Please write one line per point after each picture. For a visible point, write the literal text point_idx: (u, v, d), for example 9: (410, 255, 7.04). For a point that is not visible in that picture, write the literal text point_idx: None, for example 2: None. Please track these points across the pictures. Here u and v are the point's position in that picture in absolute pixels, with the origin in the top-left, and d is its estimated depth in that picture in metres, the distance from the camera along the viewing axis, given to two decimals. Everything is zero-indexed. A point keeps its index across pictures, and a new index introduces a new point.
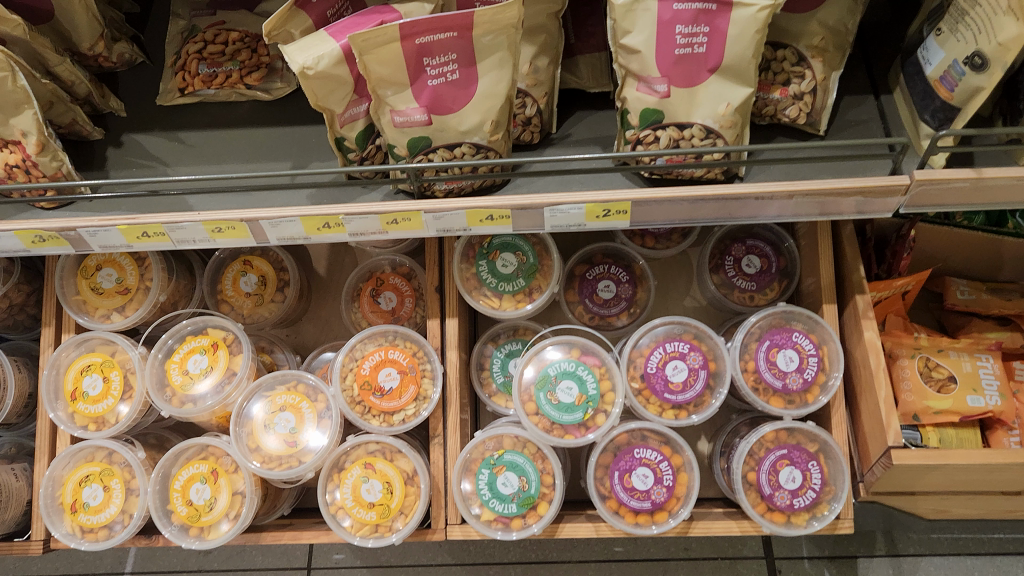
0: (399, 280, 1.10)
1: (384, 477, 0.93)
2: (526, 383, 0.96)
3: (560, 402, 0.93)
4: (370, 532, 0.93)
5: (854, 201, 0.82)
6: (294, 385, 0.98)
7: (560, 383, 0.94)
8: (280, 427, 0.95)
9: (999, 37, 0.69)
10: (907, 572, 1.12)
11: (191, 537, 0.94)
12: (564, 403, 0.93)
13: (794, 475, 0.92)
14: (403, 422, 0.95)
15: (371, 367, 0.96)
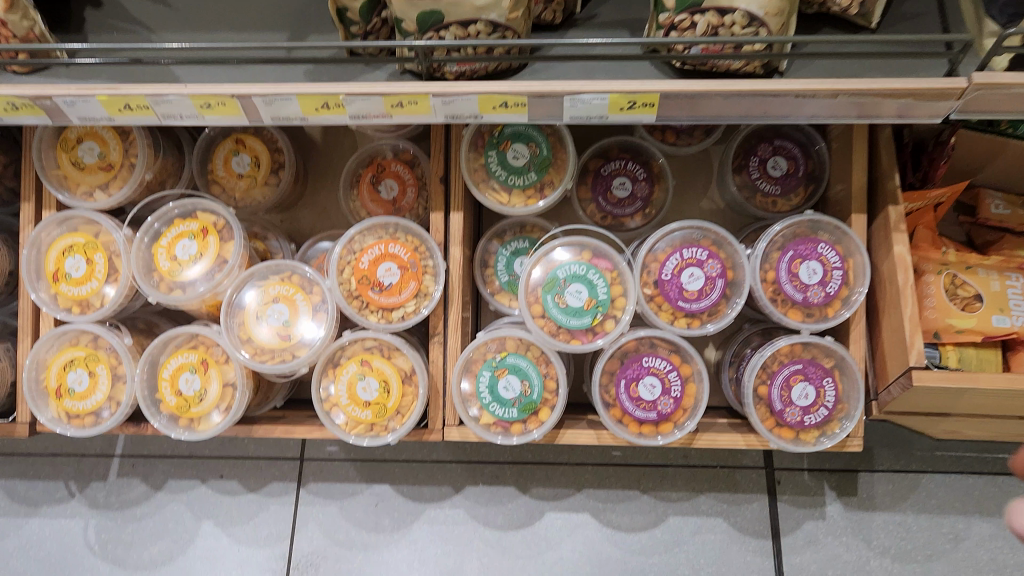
0: (402, 167, 1.03)
1: (381, 376, 0.90)
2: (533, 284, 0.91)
3: (568, 306, 0.89)
4: (365, 431, 0.91)
5: (904, 104, 0.75)
6: (288, 276, 0.93)
7: (569, 286, 0.89)
8: (272, 319, 0.90)
9: None
10: (908, 488, 1.11)
11: (181, 427, 0.91)
12: (572, 308, 0.89)
13: (807, 392, 0.89)
14: (402, 319, 0.91)
15: (370, 261, 0.90)
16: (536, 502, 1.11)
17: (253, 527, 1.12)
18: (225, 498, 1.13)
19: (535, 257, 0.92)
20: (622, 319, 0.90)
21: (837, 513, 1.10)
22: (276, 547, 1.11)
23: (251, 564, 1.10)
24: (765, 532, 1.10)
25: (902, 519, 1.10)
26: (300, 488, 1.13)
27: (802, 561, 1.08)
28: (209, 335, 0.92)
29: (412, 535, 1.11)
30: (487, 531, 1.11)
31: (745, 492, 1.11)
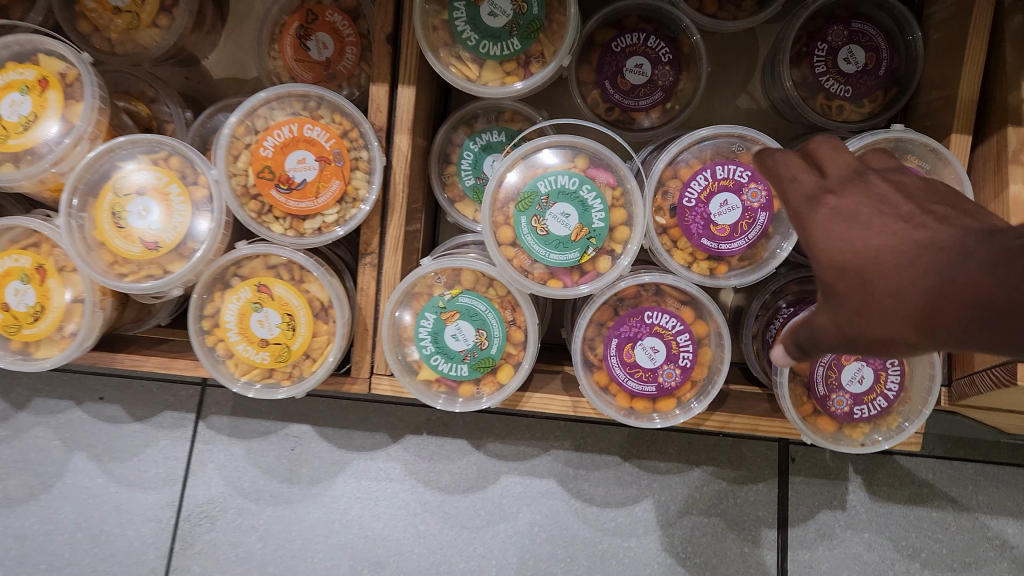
0: (340, 17, 0.75)
1: (284, 308, 0.66)
2: (502, 197, 0.65)
3: (549, 235, 0.64)
4: (260, 378, 0.68)
5: None
6: (162, 158, 0.66)
7: (552, 206, 0.64)
8: (134, 220, 0.64)
9: None
10: (952, 480, 0.89)
11: (11, 353, 0.68)
12: (554, 237, 0.64)
13: (863, 376, 0.65)
14: (319, 232, 0.66)
15: (275, 148, 0.64)
16: (491, 461, 0.90)
17: (137, 466, 0.90)
18: (105, 426, 0.90)
19: (509, 159, 0.65)
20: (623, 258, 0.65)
21: (860, 503, 0.89)
22: (164, 491, 0.89)
23: (132, 511, 0.89)
24: (769, 519, 0.89)
25: (940, 516, 0.89)
26: (199, 422, 0.90)
27: (812, 559, 0.88)
28: (50, 233, 0.67)
29: (334, 490, 0.89)
30: (428, 492, 0.89)
31: (751, 469, 0.89)
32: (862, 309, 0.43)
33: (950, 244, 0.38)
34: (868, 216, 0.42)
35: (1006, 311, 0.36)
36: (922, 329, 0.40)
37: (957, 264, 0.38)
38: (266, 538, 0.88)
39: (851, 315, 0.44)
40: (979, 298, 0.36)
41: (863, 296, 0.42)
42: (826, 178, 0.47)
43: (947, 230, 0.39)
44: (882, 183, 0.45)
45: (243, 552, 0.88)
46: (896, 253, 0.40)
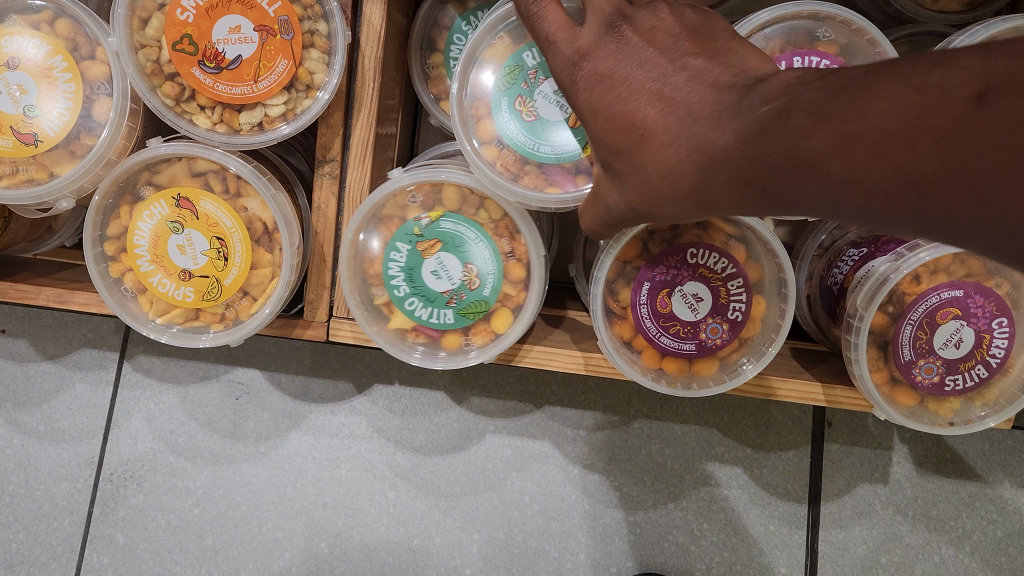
0: None
1: (213, 231, 0.50)
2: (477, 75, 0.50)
3: (539, 121, 0.49)
4: (182, 320, 0.52)
5: None
6: (46, 20, 0.48)
7: (543, 83, 0.49)
8: (4, 103, 0.48)
9: None
10: (1013, 453, 0.76)
11: None
12: (547, 125, 0.49)
13: (959, 339, 0.51)
14: (261, 129, 0.49)
15: (197, 11, 0.47)
16: (474, 419, 0.75)
17: (48, 414, 0.75)
18: (8, 365, 0.75)
19: (488, 23, 0.49)
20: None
21: (904, 476, 0.76)
22: (82, 446, 0.74)
23: (43, 468, 0.74)
24: (798, 493, 0.76)
25: (998, 495, 0.76)
26: (124, 363, 0.75)
27: (846, 540, 0.76)
28: None
29: (286, 448, 0.75)
30: (399, 453, 0.75)
31: (780, 435, 0.76)
32: (642, 192, 0.39)
33: (711, 116, 0.35)
34: (627, 84, 0.38)
35: (768, 189, 0.33)
36: (702, 207, 0.37)
37: (714, 139, 0.34)
38: (205, 504, 0.74)
39: (636, 197, 0.40)
40: (740, 176, 0.34)
41: (637, 178, 0.39)
42: (579, 33, 0.40)
43: (702, 91, 0.36)
44: (636, 38, 0.39)
45: (177, 520, 0.74)
46: (661, 127, 0.36)
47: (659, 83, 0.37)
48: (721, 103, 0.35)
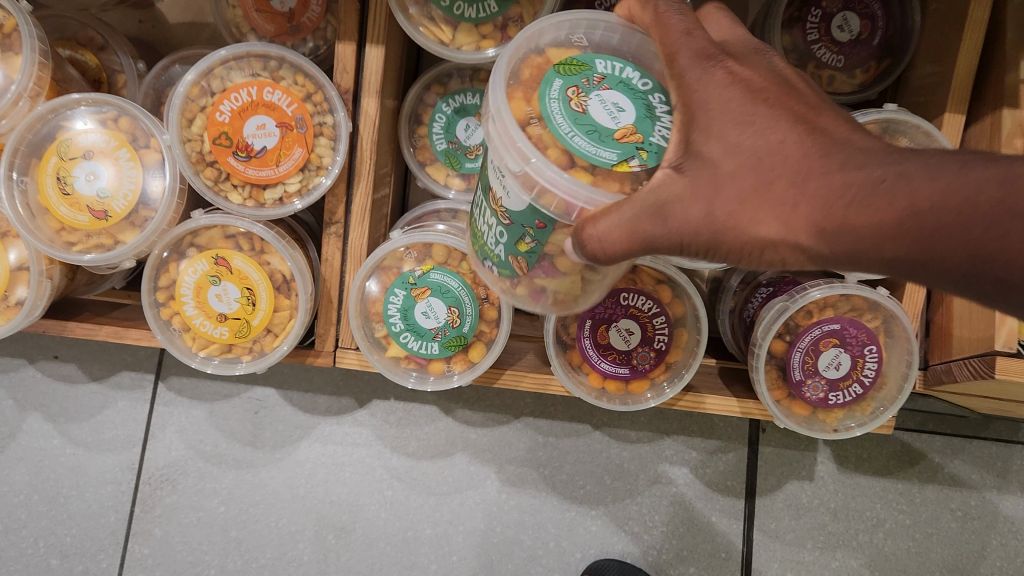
0: None
1: (243, 282, 0.63)
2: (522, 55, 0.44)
3: (587, 114, 0.40)
4: (218, 352, 0.65)
5: None
6: (111, 118, 0.62)
7: (601, 87, 0.41)
8: (81, 186, 0.60)
9: None
10: (920, 454, 0.90)
11: None
12: (589, 120, 0.40)
13: (839, 362, 0.64)
14: (280, 203, 0.62)
15: (232, 112, 0.60)
16: (459, 428, 0.88)
17: (95, 427, 0.87)
18: (60, 385, 0.88)
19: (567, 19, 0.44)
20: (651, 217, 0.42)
21: (828, 474, 0.89)
22: (124, 454, 0.87)
23: (92, 473, 0.87)
24: (737, 489, 0.89)
25: (906, 488, 0.89)
26: (159, 383, 0.88)
27: (777, 529, 0.89)
28: None
29: (299, 455, 0.88)
30: (395, 457, 0.88)
31: (721, 440, 0.89)
32: (747, 200, 0.39)
33: (884, 156, 0.37)
34: (777, 104, 0.39)
35: (954, 218, 0.34)
36: (824, 236, 0.37)
37: (909, 181, 0.35)
38: (230, 503, 0.87)
39: (726, 210, 0.39)
40: (920, 201, 0.35)
41: (751, 187, 0.38)
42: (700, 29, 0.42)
43: (870, 142, 0.38)
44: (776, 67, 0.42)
45: (206, 517, 0.87)
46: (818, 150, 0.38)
47: (811, 117, 0.39)
48: (888, 150, 0.38)
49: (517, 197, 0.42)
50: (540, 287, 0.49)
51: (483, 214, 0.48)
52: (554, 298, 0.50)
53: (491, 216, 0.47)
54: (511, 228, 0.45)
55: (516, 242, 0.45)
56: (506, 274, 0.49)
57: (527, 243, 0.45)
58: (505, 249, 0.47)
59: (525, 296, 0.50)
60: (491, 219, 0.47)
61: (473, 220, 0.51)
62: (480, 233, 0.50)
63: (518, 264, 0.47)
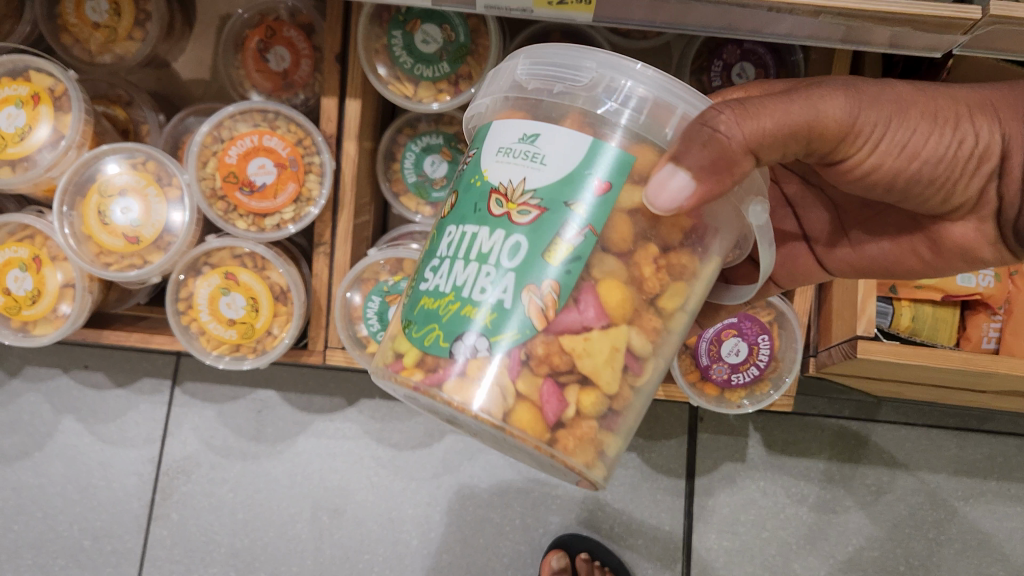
0: (297, 33, 0.84)
1: (248, 292, 0.77)
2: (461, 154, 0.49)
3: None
4: (228, 351, 0.78)
5: (889, 32, 0.61)
6: (140, 162, 0.77)
7: None
8: (120, 219, 0.75)
9: None
10: (837, 437, 1.03)
11: (12, 330, 0.77)
12: None
13: (738, 349, 0.78)
14: (278, 228, 0.76)
15: (239, 155, 0.74)
16: (436, 421, 1.02)
17: (120, 426, 1.01)
18: (90, 391, 1.01)
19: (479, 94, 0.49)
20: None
21: (758, 456, 1.03)
22: (145, 449, 1.01)
23: (117, 465, 1.00)
24: (678, 470, 1.02)
25: (827, 467, 1.03)
26: (175, 387, 1.01)
27: (714, 504, 1.02)
28: (43, 228, 0.76)
29: (297, 447, 1.01)
30: (380, 449, 1.01)
31: (665, 428, 1.02)
32: (927, 103, 0.51)
33: None
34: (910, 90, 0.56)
35: None
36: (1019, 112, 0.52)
37: None
38: (237, 490, 1.00)
39: (913, 108, 0.50)
40: None
41: (929, 97, 0.51)
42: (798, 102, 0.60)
43: None
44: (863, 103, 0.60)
45: (216, 502, 1.00)
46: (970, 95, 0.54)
47: None
48: None
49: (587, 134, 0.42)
50: (577, 350, 0.42)
51: (469, 259, 0.43)
52: (576, 391, 0.43)
53: (493, 242, 0.42)
54: (545, 221, 0.42)
55: (545, 253, 0.42)
56: (521, 333, 0.42)
57: (569, 243, 0.42)
58: (516, 276, 0.42)
59: (536, 381, 0.42)
60: (497, 238, 0.42)
61: (427, 305, 0.44)
62: (459, 296, 0.43)
63: (539, 295, 0.42)
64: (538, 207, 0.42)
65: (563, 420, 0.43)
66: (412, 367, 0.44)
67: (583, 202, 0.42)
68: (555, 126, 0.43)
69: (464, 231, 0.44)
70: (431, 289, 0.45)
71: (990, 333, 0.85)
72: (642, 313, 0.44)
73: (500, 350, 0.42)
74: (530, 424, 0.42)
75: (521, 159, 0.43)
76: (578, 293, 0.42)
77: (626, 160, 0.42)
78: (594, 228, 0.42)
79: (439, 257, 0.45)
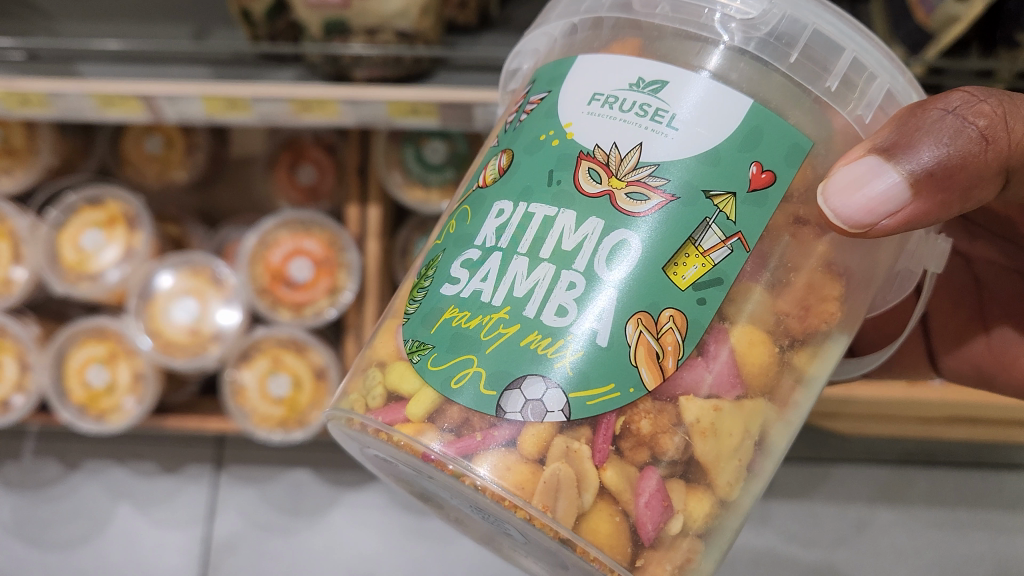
0: (321, 152, 0.99)
1: (293, 372, 0.90)
2: (519, 98, 0.45)
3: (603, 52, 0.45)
4: (277, 426, 0.89)
5: None
6: (197, 267, 0.91)
7: None
8: (185, 314, 0.89)
9: None
10: (817, 480, 1.15)
11: (89, 418, 0.88)
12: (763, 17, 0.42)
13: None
14: (315, 316, 0.90)
15: (282, 257, 0.90)
16: None
17: (170, 508, 1.12)
18: (142, 479, 1.13)
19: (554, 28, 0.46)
20: (867, 77, 0.41)
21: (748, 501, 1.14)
22: (193, 528, 1.11)
23: (169, 545, 1.10)
24: None
25: (811, 506, 1.14)
26: (221, 472, 1.13)
27: None
28: (118, 329, 0.91)
29: (333, 519, 1.12)
30: (407, 516, 1.13)
31: None
32: None
33: None
34: None
35: None
36: None
37: None
38: (279, 562, 1.10)
39: None
40: None
41: None
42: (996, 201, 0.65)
43: None
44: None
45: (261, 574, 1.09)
46: None
47: None
48: None
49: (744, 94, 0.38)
50: (705, 428, 0.38)
51: (540, 258, 0.37)
52: (684, 491, 0.38)
53: (582, 239, 0.37)
54: (680, 216, 0.37)
55: (674, 271, 0.37)
56: (626, 372, 0.36)
57: (708, 258, 0.37)
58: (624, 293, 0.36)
59: (636, 470, 0.37)
60: (590, 236, 0.37)
61: (453, 323, 0.38)
62: (519, 315, 0.37)
63: (656, 331, 0.37)
64: (667, 197, 0.37)
65: (664, 526, 0.38)
66: (421, 423, 0.38)
67: (730, 199, 0.37)
68: (682, 73, 0.38)
69: (531, 212, 0.38)
70: (476, 294, 0.38)
71: None
72: (773, 382, 0.40)
73: (580, 413, 0.36)
74: (610, 540, 0.37)
75: (639, 121, 0.38)
76: (710, 341, 0.38)
77: (800, 146, 0.38)
78: (743, 240, 0.38)
79: (485, 250, 0.39)
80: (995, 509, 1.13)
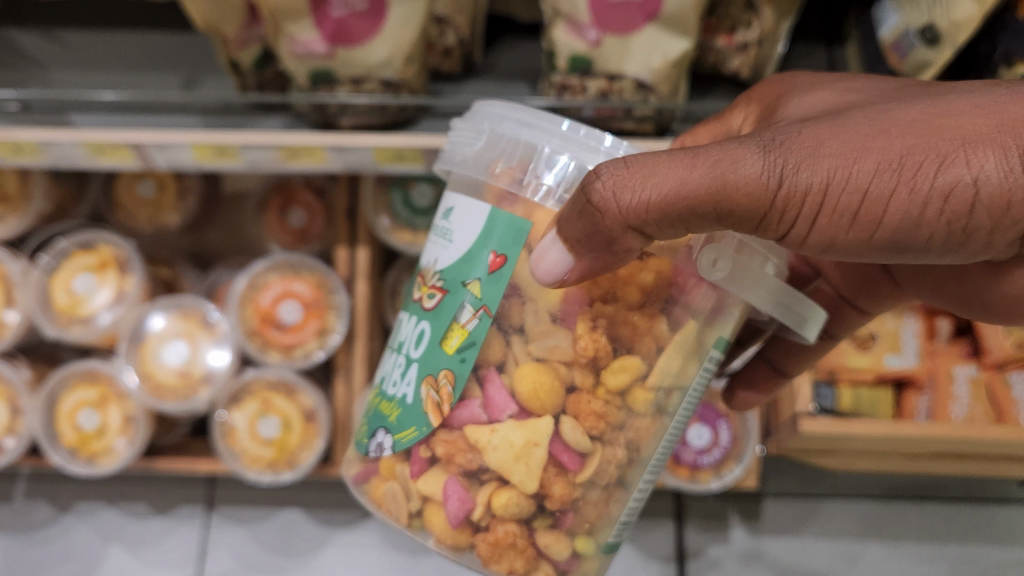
0: (310, 196, 1.00)
1: (282, 414, 0.90)
2: None
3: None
4: (267, 467, 0.89)
5: None
6: (187, 310, 0.93)
7: None
8: (174, 357, 0.90)
9: (953, 15, 0.67)
10: (807, 514, 1.15)
11: (80, 462, 0.88)
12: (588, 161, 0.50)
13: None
14: (304, 357, 0.90)
15: (271, 299, 0.90)
16: None
17: (162, 550, 1.12)
18: (133, 520, 1.13)
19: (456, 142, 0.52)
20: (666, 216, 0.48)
21: (740, 537, 1.14)
22: (184, 570, 1.11)
23: None
24: (670, 556, 1.13)
25: (802, 542, 1.13)
26: (211, 512, 1.13)
27: None
28: (109, 370, 0.92)
29: (324, 559, 1.12)
30: (399, 555, 1.13)
31: (653, 515, 1.14)
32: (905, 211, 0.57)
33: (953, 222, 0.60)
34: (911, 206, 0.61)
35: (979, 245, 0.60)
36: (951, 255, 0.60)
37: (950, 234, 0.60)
38: None
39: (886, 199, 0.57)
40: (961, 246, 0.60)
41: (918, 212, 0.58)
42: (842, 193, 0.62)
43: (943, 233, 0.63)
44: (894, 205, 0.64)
45: None
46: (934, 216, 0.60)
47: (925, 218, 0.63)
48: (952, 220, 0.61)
49: (490, 203, 0.49)
50: (485, 444, 0.48)
51: (394, 344, 0.54)
52: (491, 492, 0.49)
53: (416, 334, 0.51)
54: (447, 305, 0.49)
55: (443, 342, 0.49)
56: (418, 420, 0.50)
57: (464, 329, 0.48)
58: (419, 364, 0.50)
59: (442, 479, 0.50)
60: (414, 325, 0.52)
61: (375, 407, 0.54)
62: (384, 390, 0.53)
63: (437, 386, 0.49)
64: (442, 290, 0.50)
65: (532, 525, 0.50)
66: (377, 493, 0.54)
67: (477, 283, 0.48)
68: (473, 205, 0.49)
69: (402, 316, 0.54)
70: (381, 380, 0.54)
71: (921, 405, 0.98)
72: (582, 396, 0.48)
73: (400, 446, 0.51)
74: (506, 537, 0.49)
75: (441, 238, 0.51)
76: (483, 386, 0.48)
77: (518, 225, 0.47)
78: (488, 310, 0.48)
79: (389, 351, 0.55)
80: (985, 542, 1.13)
